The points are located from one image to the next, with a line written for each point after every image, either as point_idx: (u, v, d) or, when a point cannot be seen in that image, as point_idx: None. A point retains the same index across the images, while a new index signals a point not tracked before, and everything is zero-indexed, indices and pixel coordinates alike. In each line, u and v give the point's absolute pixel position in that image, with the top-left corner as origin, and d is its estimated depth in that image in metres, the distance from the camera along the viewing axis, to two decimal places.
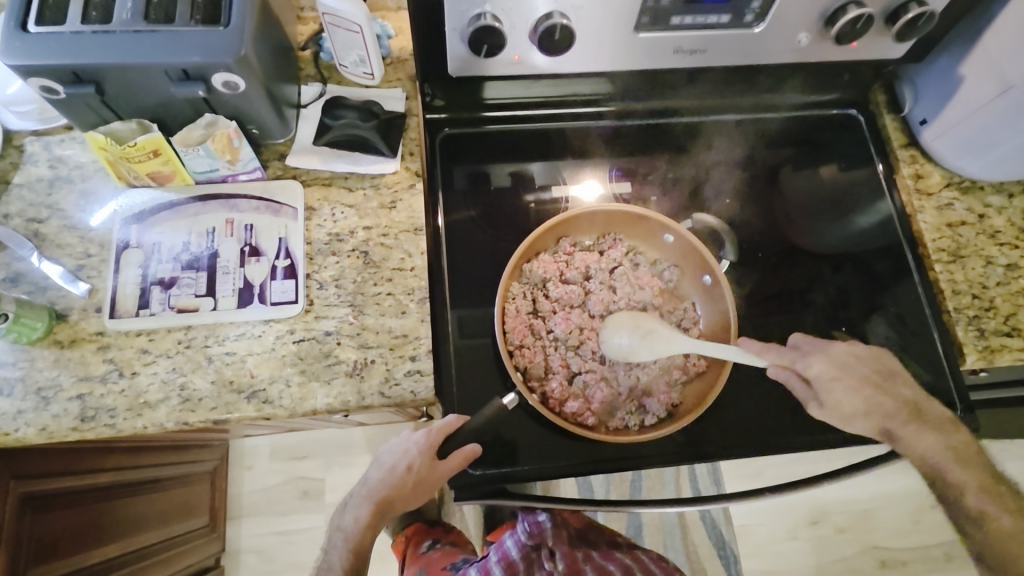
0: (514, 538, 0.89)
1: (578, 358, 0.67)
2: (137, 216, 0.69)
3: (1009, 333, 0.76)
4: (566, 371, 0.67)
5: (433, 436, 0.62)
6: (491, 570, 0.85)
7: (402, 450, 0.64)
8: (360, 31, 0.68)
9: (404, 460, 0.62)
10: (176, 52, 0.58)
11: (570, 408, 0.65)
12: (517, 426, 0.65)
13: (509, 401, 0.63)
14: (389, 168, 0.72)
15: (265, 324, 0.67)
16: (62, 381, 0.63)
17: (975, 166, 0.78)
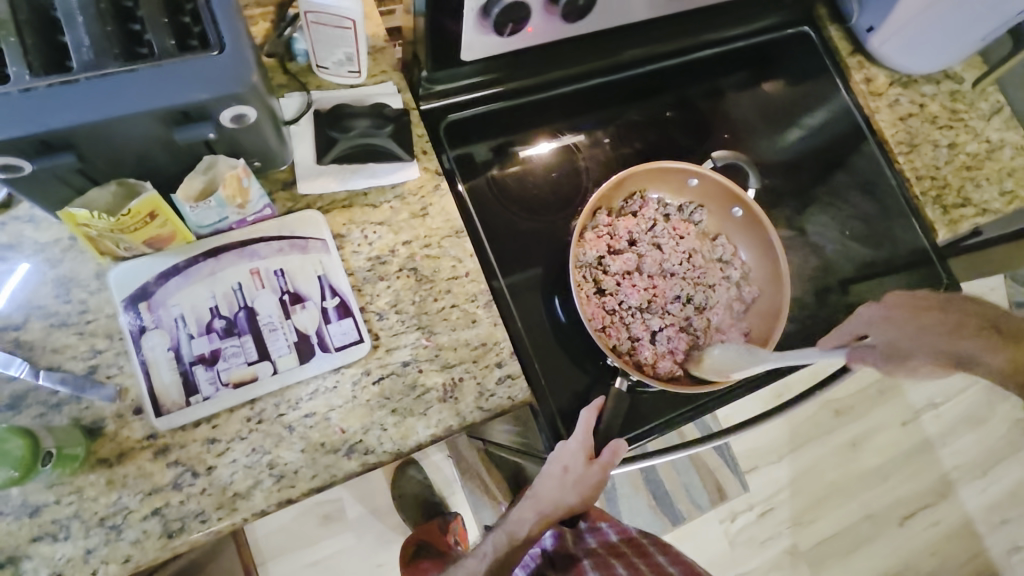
0: None
1: (655, 319, 0.70)
2: (143, 292, 0.58)
3: (962, 203, 0.88)
4: (649, 335, 0.69)
5: (583, 437, 0.61)
6: None
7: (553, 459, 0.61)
8: (353, 27, 0.59)
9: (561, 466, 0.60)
10: (171, 91, 0.47)
11: (665, 368, 0.68)
12: (626, 400, 0.69)
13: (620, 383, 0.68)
14: (411, 172, 0.67)
15: (337, 373, 0.61)
16: (127, 503, 0.54)
17: (916, 61, 0.88)
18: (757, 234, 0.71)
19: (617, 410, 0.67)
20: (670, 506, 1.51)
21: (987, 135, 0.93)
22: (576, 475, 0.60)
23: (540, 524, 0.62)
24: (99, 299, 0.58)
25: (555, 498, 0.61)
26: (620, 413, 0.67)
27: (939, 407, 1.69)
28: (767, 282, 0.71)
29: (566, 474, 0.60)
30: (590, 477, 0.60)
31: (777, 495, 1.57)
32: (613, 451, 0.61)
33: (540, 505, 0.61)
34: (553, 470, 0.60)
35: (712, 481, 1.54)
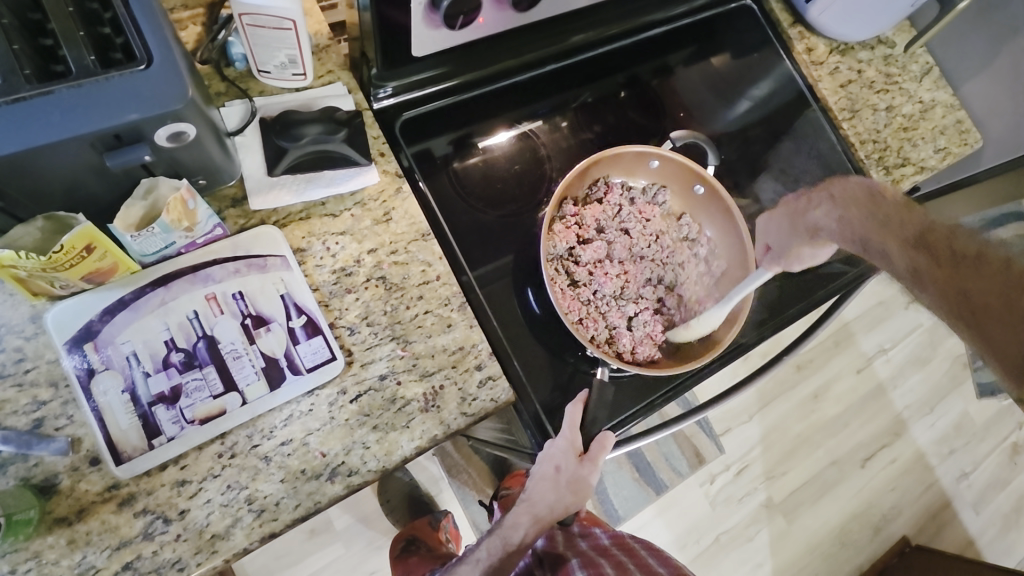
0: None
1: (630, 304, 0.69)
2: (86, 331, 0.53)
3: (903, 164, 0.92)
4: (626, 321, 0.69)
5: (571, 434, 0.62)
6: None
7: (541, 459, 0.61)
8: (294, 27, 0.56)
9: (550, 465, 0.60)
10: (96, 113, 0.43)
11: (645, 353, 0.68)
12: (615, 390, 0.68)
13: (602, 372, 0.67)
14: (371, 177, 0.63)
15: (311, 395, 0.58)
16: (93, 562, 0.50)
17: (853, 31, 0.90)
18: (720, 210, 0.71)
19: (601, 399, 0.67)
20: (652, 476, 1.53)
21: (919, 97, 0.96)
22: (570, 475, 0.60)
23: (538, 524, 0.63)
24: (38, 346, 0.53)
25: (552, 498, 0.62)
26: (604, 401, 0.67)
27: (889, 351, 1.80)
28: (734, 258, 0.71)
29: (559, 474, 0.60)
30: (582, 474, 0.60)
31: (749, 453, 1.63)
32: (601, 445, 0.62)
33: (537, 507, 0.63)
34: (545, 471, 0.61)
35: (689, 447, 1.58)
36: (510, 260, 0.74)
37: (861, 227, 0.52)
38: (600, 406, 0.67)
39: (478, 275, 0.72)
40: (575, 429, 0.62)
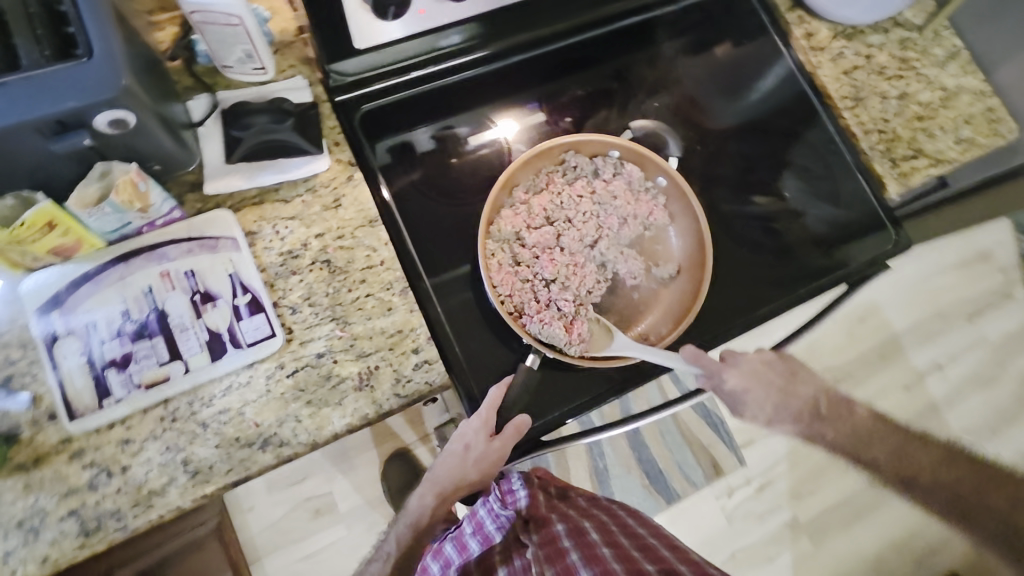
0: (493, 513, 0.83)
1: (573, 291, 0.69)
2: (53, 299, 0.60)
3: (914, 155, 0.84)
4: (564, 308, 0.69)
5: (487, 415, 0.66)
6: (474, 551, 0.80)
7: (457, 434, 0.68)
8: (241, 24, 0.59)
9: (462, 440, 0.67)
10: (39, 102, 0.47)
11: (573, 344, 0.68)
12: (553, 379, 0.70)
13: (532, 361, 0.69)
14: (321, 165, 0.66)
15: (251, 368, 0.62)
16: (44, 505, 0.56)
17: (854, 13, 0.84)
18: (682, 207, 0.72)
19: (526, 386, 0.70)
20: (664, 485, 1.49)
21: (941, 83, 0.88)
22: (478, 453, 0.66)
23: (445, 498, 0.69)
24: (17, 313, 0.60)
25: (461, 473, 0.68)
26: (530, 387, 0.70)
27: (945, 368, 1.68)
28: (690, 260, 0.72)
29: (467, 450, 0.66)
30: (488, 452, 0.65)
31: (775, 468, 1.54)
32: (515, 429, 0.66)
33: (444, 483, 0.69)
34: (457, 447, 0.67)
35: (706, 458, 1.51)
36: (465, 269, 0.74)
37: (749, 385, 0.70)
38: (522, 392, 0.69)
39: (436, 284, 0.73)
40: (490, 411, 0.66)
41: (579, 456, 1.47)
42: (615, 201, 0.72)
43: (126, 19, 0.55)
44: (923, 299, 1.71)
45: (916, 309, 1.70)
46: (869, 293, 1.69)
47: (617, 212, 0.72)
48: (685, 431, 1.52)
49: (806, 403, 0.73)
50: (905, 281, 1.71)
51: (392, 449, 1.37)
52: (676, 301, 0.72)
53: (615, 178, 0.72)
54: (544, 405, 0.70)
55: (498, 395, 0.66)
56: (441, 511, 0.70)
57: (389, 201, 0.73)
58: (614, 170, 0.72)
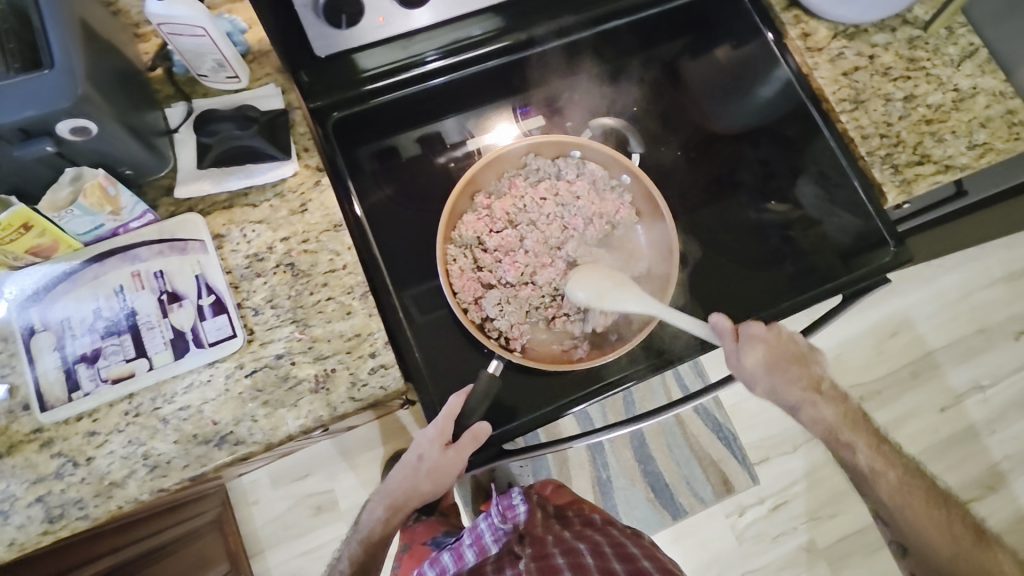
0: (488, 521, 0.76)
1: (535, 292, 0.72)
2: (33, 297, 0.63)
3: (919, 162, 0.79)
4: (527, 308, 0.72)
5: (442, 425, 0.64)
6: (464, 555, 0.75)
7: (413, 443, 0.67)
8: (206, 34, 0.62)
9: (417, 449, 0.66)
10: (3, 110, 0.51)
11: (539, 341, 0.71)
12: (513, 387, 0.69)
13: (494, 367, 0.67)
14: (288, 170, 0.68)
15: (212, 367, 0.64)
16: (14, 490, 0.59)
17: (854, 12, 0.79)
18: (647, 202, 0.74)
19: (487, 392, 0.66)
20: (669, 499, 1.44)
21: (955, 83, 0.82)
22: (430, 463, 0.65)
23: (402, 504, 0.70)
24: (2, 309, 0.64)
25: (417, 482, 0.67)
26: (489, 394, 0.66)
27: (986, 389, 1.56)
28: (659, 256, 0.74)
29: (421, 460, 0.65)
30: (442, 462, 0.64)
31: (791, 488, 1.47)
32: (473, 436, 0.63)
33: (396, 496, 0.70)
34: (413, 455, 0.67)
35: (716, 474, 1.46)
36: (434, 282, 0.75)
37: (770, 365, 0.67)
38: (481, 399, 0.66)
39: (407, 298, 0.74)
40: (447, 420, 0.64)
41: (582, 465, 1.45)
42: (577, 201, 0.75)
43: (93, 33, 0.58)
44: (964, 315, 1.60)
45: (957, 325, 1.59)
46: (903, 306, 1.59)
47: (581, 211, 0.75)
48: (694, 445, 1.48)
49: (808, 377, 0.69)
50: (945, 295, 1.60)
51: (392, 449, 1.38)
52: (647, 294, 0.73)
53: (578, 179, 0.75)
54: (503, 413, 0.68)
55: (456, 405, 0.63)
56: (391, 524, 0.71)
57: (361, 215, 0.75)
58: (577, 170, 0.75)
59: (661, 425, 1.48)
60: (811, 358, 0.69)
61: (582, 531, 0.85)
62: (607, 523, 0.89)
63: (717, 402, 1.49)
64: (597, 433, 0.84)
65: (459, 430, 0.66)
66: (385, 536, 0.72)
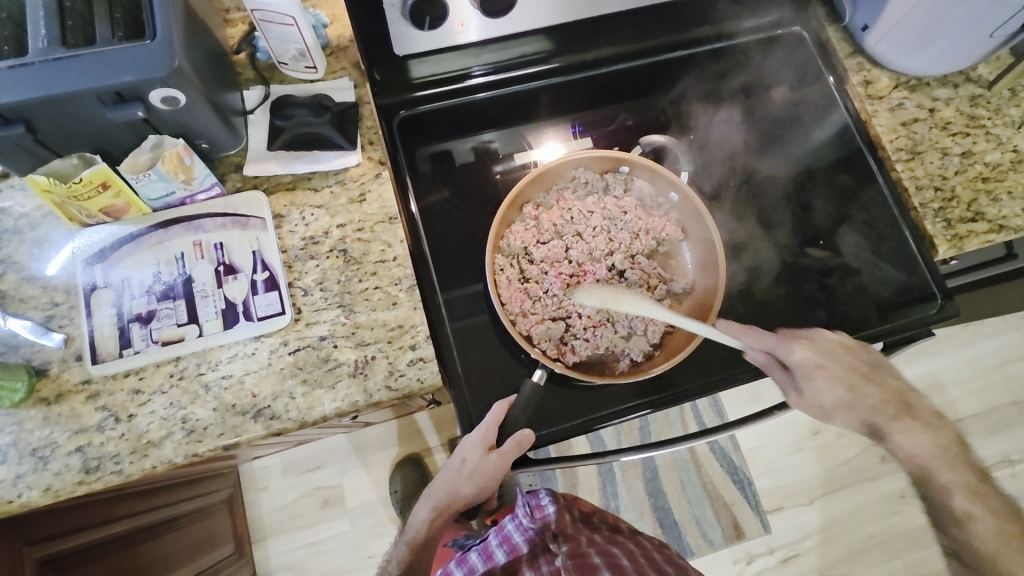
0: (514, 521, 0.80)
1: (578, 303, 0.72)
2: (99, 254, 0.66)
3: (973, 219, 0.78)
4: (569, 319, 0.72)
5: (486, 429, 0.65)
6: (494, 554, 0.82)
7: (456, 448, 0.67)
8: (295, 23, 0.65)
9: (460, 454, 0.66)
10: (105, 74, 0.54)
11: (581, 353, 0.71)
12: (551, 397, 0.69)
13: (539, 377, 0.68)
14: (352, 160, 0.71)
15: (257, 341, 0.65)
16: (57, 438, 0.61)
17: (919, 63, 0.81)
18: (693, 219, 0.74)
19: (530, 402, 0.67)
20: (677, 537, 1.42)
21: (1014, 144, 0.82)
22: (472, 466, 0.65)
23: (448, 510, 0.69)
24: (68, 262, 0.66)
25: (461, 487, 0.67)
26: (532, 404, 0.67)
27: (1016, 464, 1.51)
28: (704, 274, 0.74)
29: (464, 465, 0.65)
30: (485, 466, 0.64)
31: (804, 541, 1.42)
32: (515, 443, 0.64)
33: (439, 498, 0.70)
34: (457, 460, 0.67)
35: (727, 517, 1.43)
36: (478, 287, 0.75)
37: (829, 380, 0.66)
38: (525, 409, 0.66)
39: (448, 300, 0.75)
40: (492, 425, 0.65)
41: (591, 490, 1.43)
42: (625, 216, 0.76)
43: (193, 13, 0.62)
44: (999, 384, 1.56)
45: (990, 394, 1.55)
46: (936, 368, 1.56)
47: (628, 227, 0.76)
48: (707, 485, 1.45)
49: (891, 396, 0.68)
50: (980, 361, 1.56)
51: (404, 452, 1.38)
52: (692, 311, 0.73)
53: (625, 195, 0.76)
54: (541, 417, 0.69)
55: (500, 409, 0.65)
56: (436, 528, 0.71)
57: (416, 213, 0.78)
58: (625, 186, 0.76)
59: (675, 459, 1.46)
60: (880, 374, 0.68)
61: (615, 538, 0.89)
62: (634, 533, 0.95)
63: (735, 443, 1.46)
64: (651, 446, 0.81)
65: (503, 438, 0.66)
66: (430, 539, 0.72)
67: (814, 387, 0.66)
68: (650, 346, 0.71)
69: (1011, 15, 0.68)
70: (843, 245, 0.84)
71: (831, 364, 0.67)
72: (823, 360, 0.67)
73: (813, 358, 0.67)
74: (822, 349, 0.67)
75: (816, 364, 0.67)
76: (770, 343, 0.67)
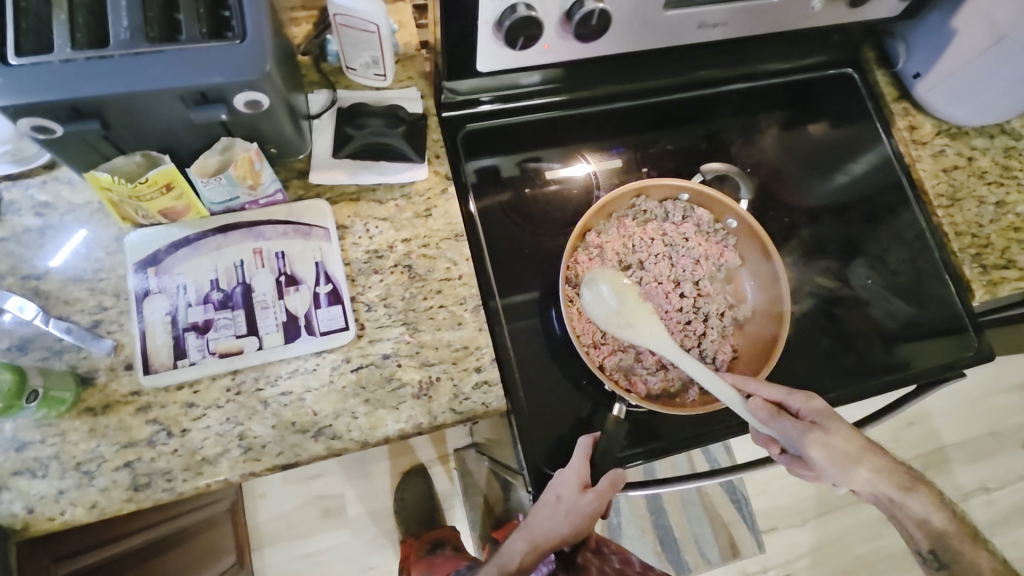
0: None
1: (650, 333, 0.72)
2: (152, 258, 0.62)
3: (1006, 266, 0.82)
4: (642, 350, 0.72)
5: (579, 465, 0.63)
6: None
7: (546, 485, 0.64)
8: (377, 31, 0.63)
9: (552, 491, 0.63)
10: (192, 74, 0.51)
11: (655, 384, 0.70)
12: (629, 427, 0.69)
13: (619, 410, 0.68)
14: (420, 175, 0.69)
15: (318, 356, 0.63)
16: (103, 452, 0.57)
17: (964, 113, 0.84)
18: (751, 244, 0.75)
19: (614, 436, 0.66)
20: (676, 555, 1.43)
21: None
22: (568, 505, 0.62)
23: (535, 551, 0.66)
24: (74, 256, 0.63)
25: (549, 526, 0.64)
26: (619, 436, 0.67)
27: (992, 492, 1.59)
28: (765, 297, 0.74)
29: (558, 503, 0.62)
30: (581, 505, 0.62)
31: (796, 562, 1.46)
32: (610, 483, 0.63)
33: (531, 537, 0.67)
34: (546, 499, 0.63)
35: (725, 536, 1.45)
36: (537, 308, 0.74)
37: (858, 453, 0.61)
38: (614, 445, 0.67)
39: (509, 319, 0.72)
40: (583, 461, 0.64)
41: None
42: (686, 243, 0.76)
43: (275, 12, 0.59)
44: (978, 415, 1.63)
45: (971, 425, 1.63)
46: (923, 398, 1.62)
47: (689, 252, 0.76)
48: (706, 503, 1.47)
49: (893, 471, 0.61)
50: (963, 393, 1.64)
51: (410, 462, 1.36)
52: (755, 337, 0.74)
53: (684, 222, 0.76)
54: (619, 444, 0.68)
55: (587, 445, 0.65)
56: (531, 558, 0.68)
57: (474, 213, 0.75)
58: (683, 213, 0.76)
59: None
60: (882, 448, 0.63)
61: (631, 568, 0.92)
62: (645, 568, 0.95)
63: None
64: (684, 480, 0.78)
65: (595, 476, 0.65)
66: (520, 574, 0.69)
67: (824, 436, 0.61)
68: (718, 372, 0.73)
69: None
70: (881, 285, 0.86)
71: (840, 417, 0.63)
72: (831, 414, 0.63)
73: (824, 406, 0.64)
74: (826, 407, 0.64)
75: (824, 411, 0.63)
76: (780, 394, 0.65)
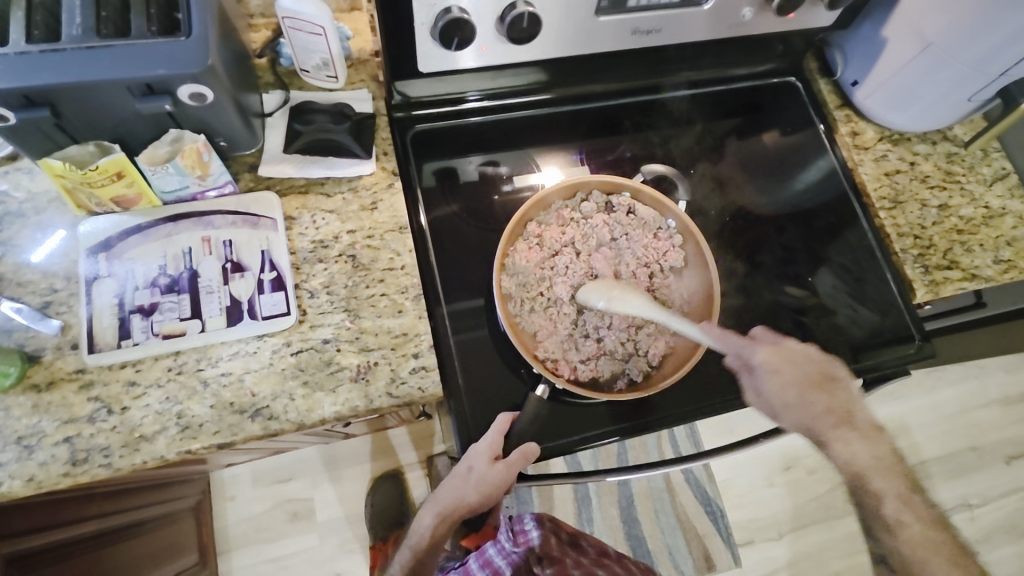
0: (497, 546, 0.90)
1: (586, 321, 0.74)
2: (104, 244, 0.65)
3: (948, 267, 0.83)
4: (576, 339, 0.73)
5: (493, 438, 0.66)
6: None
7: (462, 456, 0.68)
8: (324, 33, 0.67)
9: (465, 461, 0.66)
10: (138, 66, 0.55)
11: (585, 375, 0.72)
12: (556, 415, 0.71)
13: (543, 392, 0.70)
14: (366, 169, 0.72)
15: (260, 340, 0.65)
16: (44, 427, 0.60)
17: (903, 119, 0.87)
18: (691, 244, 0.77)
19: (535, 417, 0.69)
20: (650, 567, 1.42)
21: (985, 201, 0.88)
22: (479, 474, 0.65)
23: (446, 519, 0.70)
24: (32, 241, 0.66)
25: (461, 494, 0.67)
26: (539, 418, 0.70)
27: (974, 508, 1.57)
28: (698, 296, 0.76)
29: (470, 472, 0.66)
30: (491, 475, 0.65)
31: None
32: (522, 454, 0.66)
33: (445, 505, 0.70)
34: (460, 468, 0.67)
35: (699, 549, 1.44)
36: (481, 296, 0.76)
37: (790, 394, 0.67)
38: (535, 430, 0.69)
39: (452, 311, 0.74)
40: (499, 434, 0.67)
41: (567, 515, 1.44)
42: (627, 236, 0.78)
43: (225, 16, 0.63)
44: (959, 430, 1.62)
45: (952, 440, 1.61)
46: (901, 412, 1.62)
47: (631, 246, 0.77)
48: (681, 515, 1.46)
49: (835, 408, 0.67)
50: (943, 407, 1.63)
51: (383, 467, 1.37)
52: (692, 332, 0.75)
53: (627, 217, 0.78)
54: (546, 431, 0.70)
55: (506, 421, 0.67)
56: (440, 532, 0.72)
57: (424, 227, 0.77)
58: (627, 210, 0.78)
59: (650, 487, 1.47)
60: (830, 387, 0.69)
61: (601, 561, 0.94)
62: (622, 556, 0.96)
63: (710, 474, 1.48)
64: (643, 467, 0.77)
65: (509, 449, 0.67)
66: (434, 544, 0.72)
67: (763, 381, 0.68)
68: (650, 366, 0.73)
69: (988, 81, 0.76)
70: (822, 286, 0.86)
71: (784, 367, 0.68)
72: (780, 363, 0.69)
73: (773, 359, 0.68)
74: (784, 355, 0.69)
75: (775, 365, 0.68)
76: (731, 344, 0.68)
